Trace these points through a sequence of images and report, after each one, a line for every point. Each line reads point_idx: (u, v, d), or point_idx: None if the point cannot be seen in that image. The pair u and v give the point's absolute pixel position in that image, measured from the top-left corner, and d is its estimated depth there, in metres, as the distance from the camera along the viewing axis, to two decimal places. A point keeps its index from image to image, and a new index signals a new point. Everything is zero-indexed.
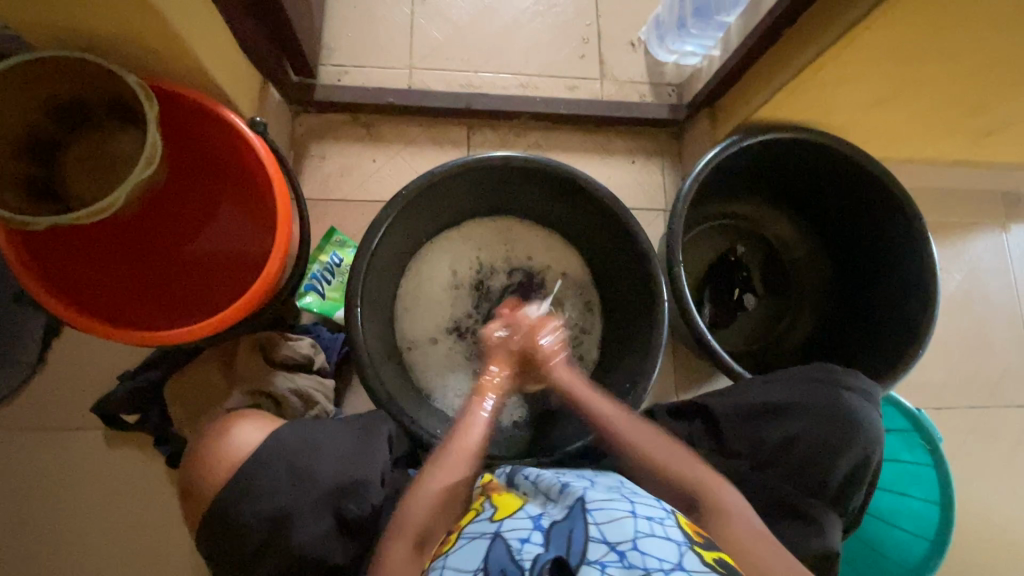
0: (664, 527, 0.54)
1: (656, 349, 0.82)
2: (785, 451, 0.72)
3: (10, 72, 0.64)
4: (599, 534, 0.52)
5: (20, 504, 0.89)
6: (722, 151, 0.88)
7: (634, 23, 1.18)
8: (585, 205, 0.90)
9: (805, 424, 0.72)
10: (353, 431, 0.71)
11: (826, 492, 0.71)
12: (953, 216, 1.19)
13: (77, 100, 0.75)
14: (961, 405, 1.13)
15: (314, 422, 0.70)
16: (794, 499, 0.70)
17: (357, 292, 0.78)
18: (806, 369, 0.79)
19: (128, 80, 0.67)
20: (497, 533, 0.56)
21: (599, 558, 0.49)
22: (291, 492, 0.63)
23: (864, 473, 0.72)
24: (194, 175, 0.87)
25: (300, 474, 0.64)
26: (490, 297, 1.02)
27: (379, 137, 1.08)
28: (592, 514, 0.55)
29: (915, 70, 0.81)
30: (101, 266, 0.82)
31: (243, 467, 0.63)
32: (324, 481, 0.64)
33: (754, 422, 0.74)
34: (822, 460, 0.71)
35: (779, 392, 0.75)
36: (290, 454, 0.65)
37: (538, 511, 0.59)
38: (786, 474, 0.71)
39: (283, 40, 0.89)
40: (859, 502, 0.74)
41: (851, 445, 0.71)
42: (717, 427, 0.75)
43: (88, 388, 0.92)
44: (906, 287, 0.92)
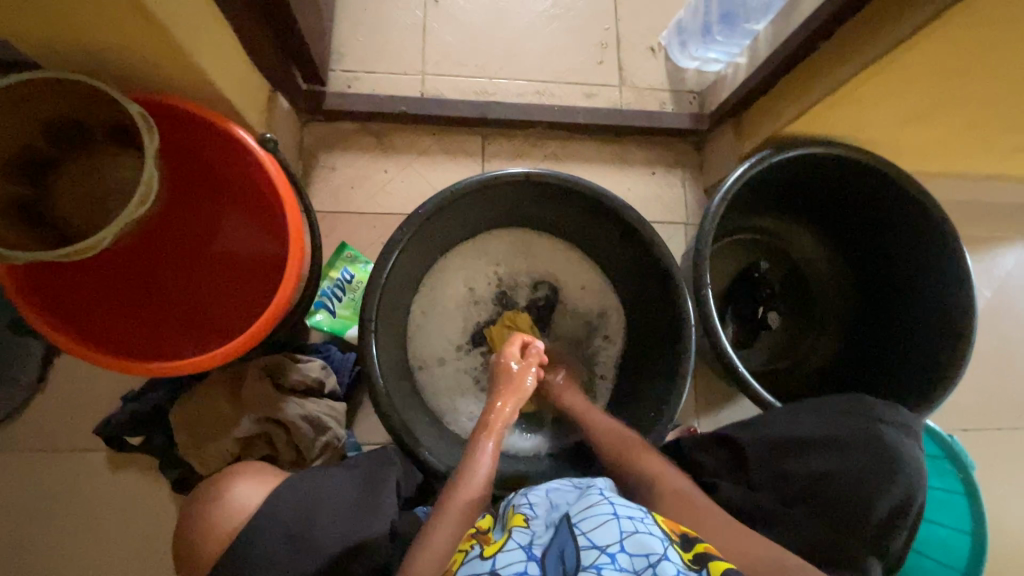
0: (646, 525, 0.51)
1: (682, 375, 0.79)
2: (822, 491, 0.69)
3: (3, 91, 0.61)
4: (588, 541, 0.50)
5: (21, 529, 0.86)
6: (750, 169, 0.85)
7: (654, 27, 1.14)
8: (609, 221, 0.86)
9: (842, 458, 0.70)
10: (354, 481, 0.68)
11: (868, 534, 0.67)
12: (984, 230, 1.14)
13: (77, 120, 0.71)
14: (991, 427, 1.10)
15: (315, 472, 0.67)
16: (831, 538, 0.67)
17: (371, 317, 0.74)
18: (839, 401, 0.77)
19: (130, 109, 0.63)
20: (491, 572, 0.50)
21: (594, 562, 0.47)
22: (288, 564, 0.59)
23: (907, 514, 0.69)
24: (200, 192, 0.83)
25: (297, 542, 0.60)
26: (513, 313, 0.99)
27: (391, 147, 1.05)
28: (578, 525, 0.52)
29: (958, 86, 0.77)
30: (104, 290, 0.78)
31: (238, 537, 0.60)
32: (324, 547, 0.61)
33: (787, 459, 0.71)
34: (861, 496, 0.68)
35: (810, 425, 0.73)
36: (290, 518, 0.61)
37: (526, 535, 0.55)
38: (823, 513, 0.68)
39: (293, 47, 0.86)
40: (899, 544, 0.70)
41: (893, 484, 0.68)
42: (745, 463, 0.73)
43: (91, 408, 0.89)
44: (941, 309, 0.89)
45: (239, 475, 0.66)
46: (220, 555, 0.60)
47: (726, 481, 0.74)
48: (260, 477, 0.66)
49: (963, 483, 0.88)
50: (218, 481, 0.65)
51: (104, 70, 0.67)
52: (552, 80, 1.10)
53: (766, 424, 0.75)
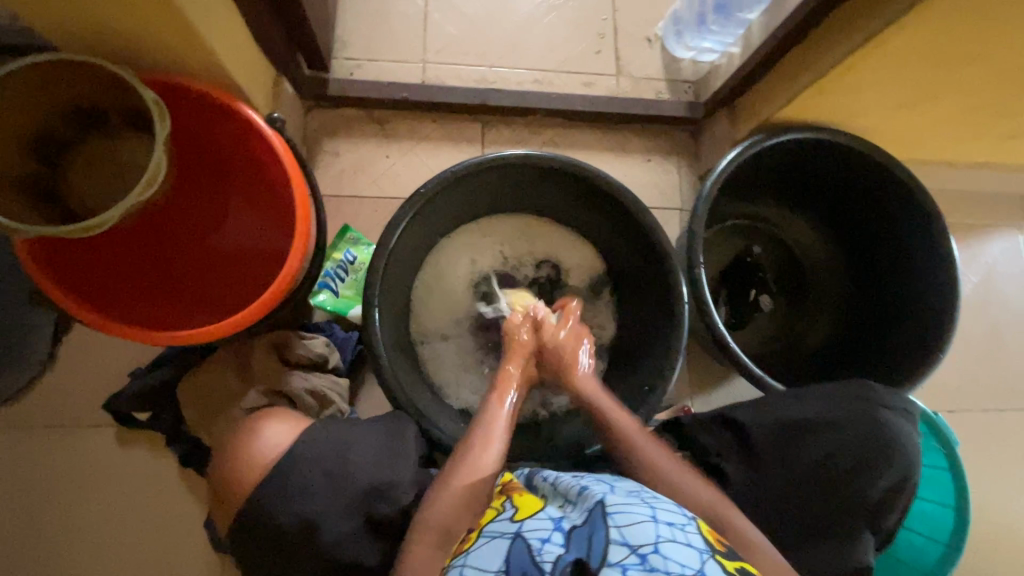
0: (685, 535, 0.52)
1: (676, 351, 0.82)
2: (819, 469, 0.72)
3: (24, 71, 0.63)
4: (620, 537, 0.50)
5: (32, 501, 0.89)
6: (741, 153, 0.87)
7: (650, 18, 1.16)
8: (605, 203, 0.88)
9: (843, 441, 0.73)
10: (382, 432, 0.71)
11: (863, 509, 0.70)
12: (971, 217, 1.17)
13: (93, 104, 0.73)
14: (977, 409, 1.13)
15: (343, 422, 0.70)
16: (828, 518, 0.71)
17: (374, 294, 0.77)
18: (842, 386, 0.79)
19: (144, 94, 0.65)
20: (518, 533, 0.55)
21: (620, 560, 0.48)
22: (324, 496, 0.63)
23: (902, 492, 0.72)
24: (209, 174, 0.86)
25: (335, 476, 0.64)
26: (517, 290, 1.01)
27: (393, 133, 1.07)
28: (613, 517, 0.53)
29: (946, 73, 0.79)
30: (117, 268, 0.80)
31: (279, 465, 0.63)
32: (357, 483, 0.65)
33: (789, 439, 0.74)
34: (861, 477, 0.71)
35: (814, 407, 0.75)
36: (327, 457, 0.65)
37: (559, 513, 0.58)
38: (823, 494, 0.71)
39: (298, 33, 0.88)
40: (894, 520, 0.73)
41: (889, 463, 0.71)
42: (750, 442, 0.75)
43: (101, 384, 0.91)
44: (927, 293, 0.91)
45: (269, 414, 0.68)
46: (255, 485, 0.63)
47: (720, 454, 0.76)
48: (292, 420, 0.68)
49: (946, 457, 0.92)
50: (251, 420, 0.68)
51: (117, 51, 0.69)
52: (551, 69, 1.13)
53: (773, 405, 0.76)
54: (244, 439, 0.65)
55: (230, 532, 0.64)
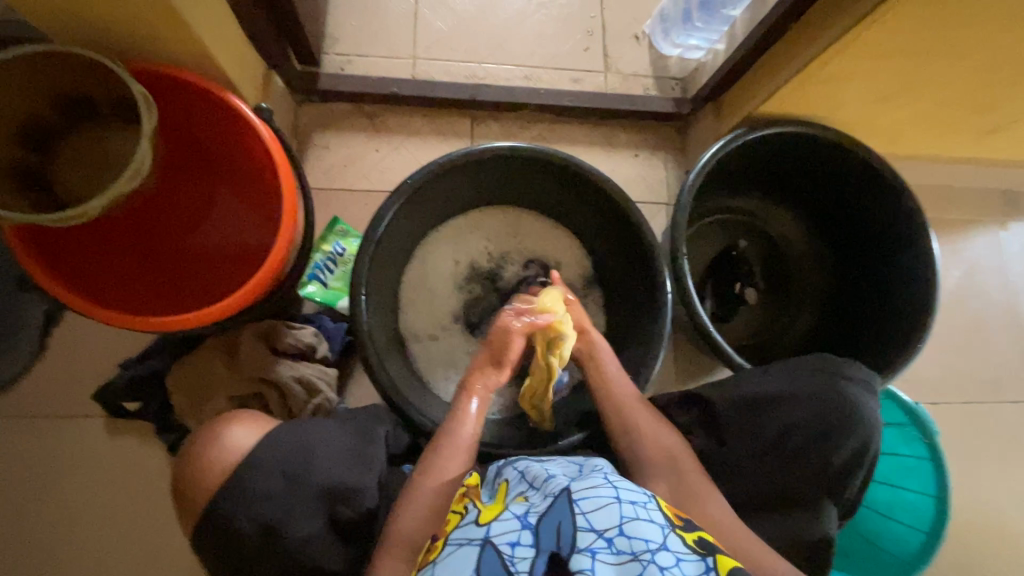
0: (646, 510, 0.53)
1: (659, 340, 0.83)
2: (784, 440, 0.72)
3: (15, 60, 0.63)
4: (586, 523, 0.51)
5: (20, 491, 0.89)
6: (726, 145, 0.88)
7: (638, 16, 1.18)
8: (590, 195, 0.90)
9: (807, 414, 0.73)
10: (346, 433, 0.72)
11: (825, 477, 0.71)
12: (953, 212, 1.19)
13: (84, 94, 0.74)
14: (959, 401, 1.15)
15: (307, 422, 0.70)
16: (788, 488, 0.72)
17: (362, 281, 0.78)
18: (808, 359, 0.79)
19: (132, 88, 0.65)
20: (485, 539, 0.53)
21: (589, 545, 0.49)
22: (285, 499, 0.64)
23: (862, 461, 0.72)
24: (199, 165, 0.87)
25: (296, 478, 0.64)
26: (502, 288, 1.02)
27: (383, 128, 1.08)
28: (579, 504, 0.54)
29: (922, 67, 0.81)
30: (105, 256, 0.81)
31: (237, 470, 0.64)
32: (319, 484, 0.65)
33: (754, 413, 0.75)
34: (822, 448, 0.71)
35: (782, 381, 0.76)
36: (288, 459, 0.65)
37: (523, 506, 0.58)
38: (784, 465, 0.72)
39: (289, 27, 0.89)
40: (854, 490, 0.74)
41: (849, 432, 0.72)
42: (717, 422, 0.76)
43: (90, 375, 0.92)
44: (905, 278, 0.93)
45: (235, 416, 0.69)
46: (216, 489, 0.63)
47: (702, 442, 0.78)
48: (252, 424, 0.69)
49: (928, 447, 0.93)
50: (217, 422, 0.68)
51: (107, 43, 0.70)
52: (540, 65, 1.14)
53: (739, 383, 0.78)
54: (207, 443, 0.66)
55: (192, 537, 0.64)
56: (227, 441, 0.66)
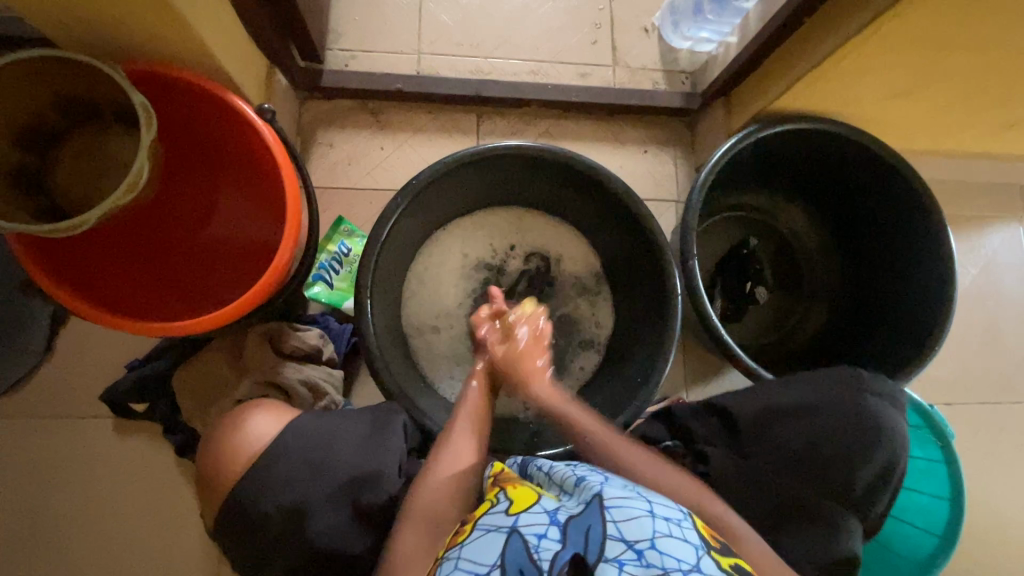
0: (681, 530, 0.52)
1: (669, 341, 0.82)
2: (807, 455, 0.73)
3: (16, 65, 0.63)
4: (617, 532, 0.50)
5: (30, 491, 0.90)
6: (737, 144, 0.86)
7: (647, 8, 1.15)
8: (597, 194, 0.88)
9: (829, 429, 0.74)
10: (365, 423, 0.70)
11: (849, 496, 0.72)
12: (971, 208, 1.16)
13: (87, 97, 0.73)
14: (974, 401, 1.13)
15: (328, 414, 0.71)
16: (813, 506, 0.71)
17: (367, 284, 0.77)
18: (831, 372, 0.80)
19: (134, 99, 0.64)
20: (513, 527, 0.54)
21: (617, 556, 0.48)
22: (308, 485, 0.63)
23: (888, 479, 0.73)
24: (202, 164, 0.86)
25: (317, 466, 0.64)
26: (505, 282, 1.01)
27: (388, 125, 1.07)
28: (611, 511, 0.53)
29: (943, 60, 0.78)
30: (113, 256, 0.81)
31: (262, 455, 0.64)
32: (340, 472, 0.64)
33: (777, 424, 0.75)
34: (844, 464, 0.73)
35: (804, 394, 0.77)
36: (310, 448, 0.65)
37: (554, 505, 0.58)
38: (807, 481, 0.73)
39: (291, 24, 0.87)
40: (880, 507, 0.74)
41: (874, 451, 0.73)
42: (738, 431, 0.77)
43: (97, 376, 0.92)
44: (921, 282, 0.91)
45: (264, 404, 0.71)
46: (241, 473, 0.64)
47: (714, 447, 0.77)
48: (278, 412, 0.70)
49: (941, 449, 0.91)
50: (242, 411, 0.70)
51: (107, 42, 0.69)
52: (547, 60, 1.12)
53: (761, 392, 0.78)
54: (232, 430, 0.67)
55: (217, 520, 0.64)
56: (251, 427, 0.67)
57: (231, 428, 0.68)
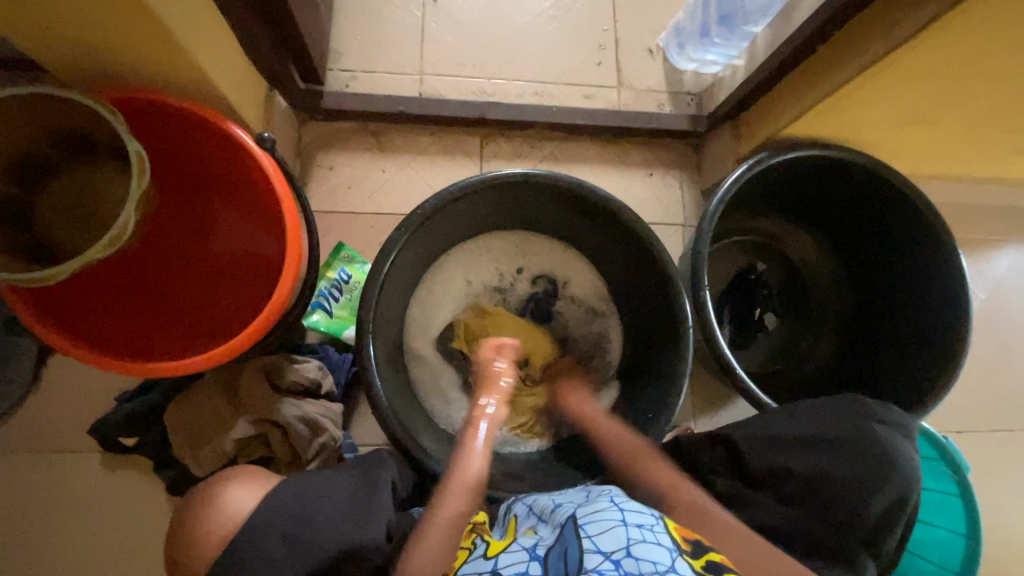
0: (654, 534, 0.53)
1: (680, 375, 0.80)
2: (812, 489, 0.69)
3: (14, 99, 0.61)
4: (593, 546, 0.51)
5: (15, 529, 0.86)
6: (748, 170, 0.85)
7: (652, 29, 1.14)
8: (606, 222, 0.86)
9: (835, 460, 0.70)
10: (352, 486, 0.66)
11: (860, 530, 0.68)
12: (979, 231, 1.15)
13: (83, 132, 0.70)
14: (985, 429, 1.11)
15: (311, 475, 0.65)
16: (822, 539, 0.68)
17: (368, 320, 0.74)
18: (834, 401, 0.77)
19: (130, 148, 0.63)
20: (494, 570, 0.55)
21: (596, 566, 0.49)
22: (285, 566, 0.57)
23: (899, 513, 0.69)
24: (199, 193, 0.83)
25: (295, 543, 0.58)
26: (513, 306, 1.00)
27: (389, 147, 1.04)
28: (584, 528, 0.54)
29: (956, 91, 0.77)
30: (98, 294, 0.77)
31: (233, 537, 0.58)
32: (321, 548, 0.58)
33: (777, 452, 0.72)
34: (853, 497, 0.68)
35: (806, 424, 0.73)
36: (290, 518, 0.59)
37: (531, 539, 0.58)
38: (816, 515, 0.69)
39: (292, 46, 0.85)
40: (893, 542, 0.70)
41: (885, 482, 0.69)
42: (740, 457, 0.74)
43: (86, 409, 0.88)
44: (935, 305, 0.89)
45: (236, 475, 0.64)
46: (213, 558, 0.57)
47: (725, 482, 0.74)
48: (251, 482, 0.63)
49: (957, 483, 0.89)
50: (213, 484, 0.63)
51: (99, 67, 0.66)
52: (552, 81, 1.10)
53: (765, 421, 0.75)
54: (206, 506, 0.60)
55: None
56: (229, 501, 0.60)
57: (200, 504, 0.61)
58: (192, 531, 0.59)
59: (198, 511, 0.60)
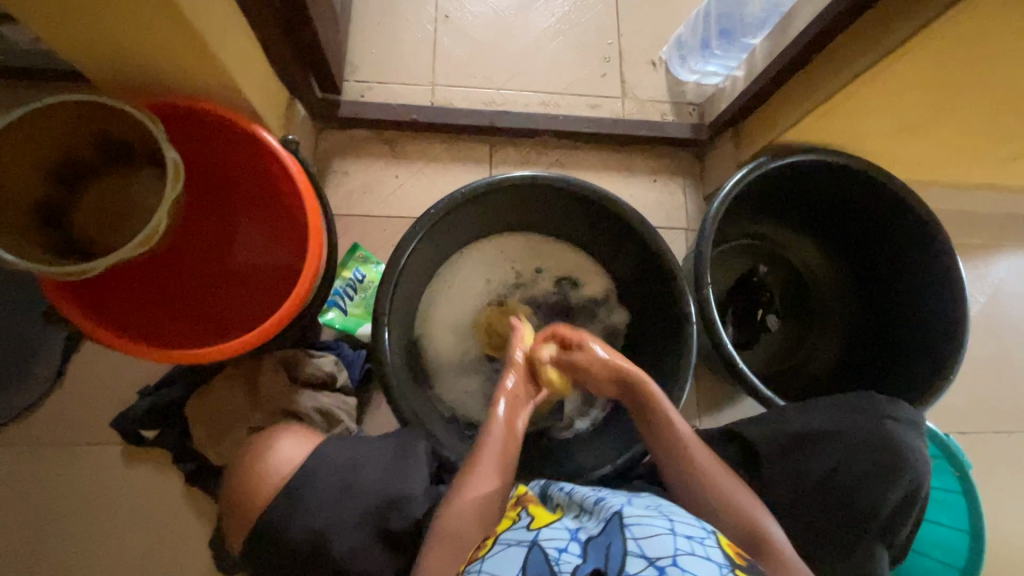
0: (704, 547, 0.51)
1: (686, 369, 0.82)
2: (828, 486, 0.72)
3: (62, 106, 0.65)
4: (637, 549, 0.50)
5: (37, 519, 0.88)
6: (748, 174, 0.88)
7: (655, 43, 1.18)
8: (613, 223, 0.89)
9: (850, 456, 0.72)
10: (389, 451, 0.69)
11: (873, 523, 0.70)
12: (977, 237, 1.18)
13: (123, 141, 0.75)
14: (988, 431, 1.12)
15: (354, 438, 0.70)
16: (833, 533, 0.71)
17: (384, 311, 0.77)
18: (848, 399, 0.78)
19: (168, 156, 0.67)
20: (534, 541, 0.55)
21: (637, 571, 0.47)
22: (336, 510, 0.63)
23: (912, 504, 0.72)
24: (229, 195, 0.87)
25: (347, 489, 0.64)
26: (534, 303, 1.02)
27: (402, 153, 1.08)
28: (630, 528, 0.53)
29: (948, 97, 0.81)
30: (129, 292, 0.81)
31: (290, 479, 0.63)
32: (370, 494, 0.65)
33: (795, 455, 0.73)
34: (867, 491, 0.71)
35: (820, 421, 0.75)
36: (338, 468, 0.65)
37: (575, 525, 0.58)
38: (830, 509, 0.71)
39: (313, 57, 0.90)
40: (904, 533, 0.73)
41: (899, 477, 0.70)
42: (757, 459, 0.75)
43: (109, 402, 0.91)
44: (934, 304, 0.91)
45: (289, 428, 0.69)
46: (270, 500, 0.63)
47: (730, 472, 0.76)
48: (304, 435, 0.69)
49: (959, 479, 0.90)
50: (268, 433, 0.68)
51: (135, 73, 0.70)
52: (558, 91, 1.15)
53: (780, 419, 0.76)
54: (261, 453, 0.66)
55: (246, 544, 0.64)
56: (279, 449, 0.66)
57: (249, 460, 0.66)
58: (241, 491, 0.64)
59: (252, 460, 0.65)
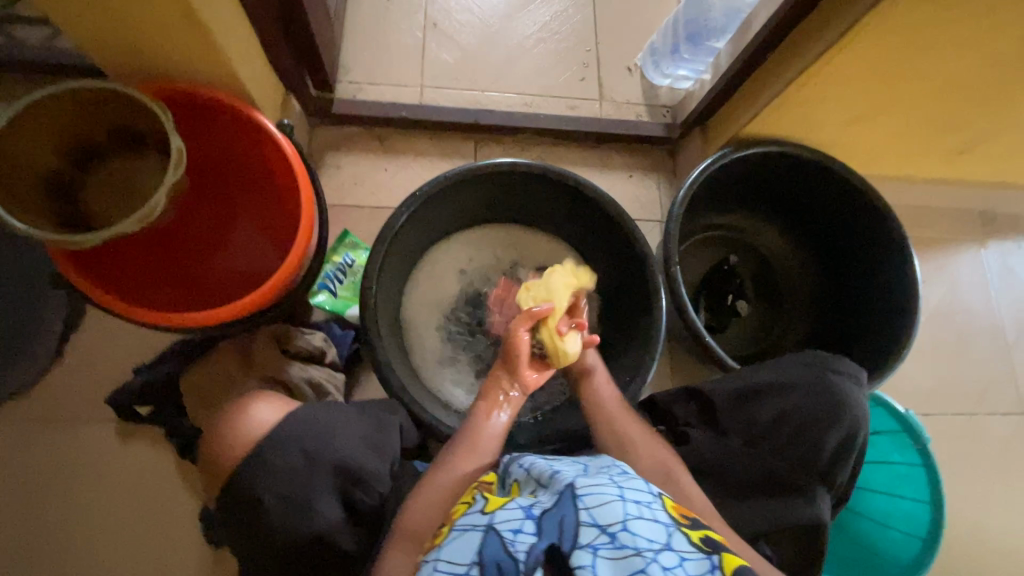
0: (652, 510, 0.50)
1: (655, 342, 0.87)
2: (776, 430, 0.75)
3: (74, 92, 0.70)
4: (590, 518, 0.48)
5: (30, 492, 0.90)
6: (713, 163, 0.94)
7: (631, 50, 1.27)
8: (586, 208, 0.95)
9: (797, 403, 0.75)
10: (363, 424, 0.73)
11: (816, 466, 0.73)
12: (934, 231, 1.26)
13: (132, 126, 0.80)
14: (949, 412, 1.17)
15: (329, 407, 0.73)
16: (779, 476, 0.73)
17: (371, 280, 0.82)
18: (798, 356, 0.83)
19: (172, 143, 0.72)
20: (490, 525, 0.51)
21: (591, 541, 0.46)
22: (303, 476, 0.66)
23: (851, 447, 0.75)
24: (226, 183, 0.93)
25: (314, 458, 0.66)
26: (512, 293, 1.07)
27: (391, 149, 1.15)
28: (582, 498, 0.51)
29: (891, 89, 0.88)
30: (129, 268, 0.86)
31: (259, 444, 0.66)
32: (338, 464, 0.67)
33: (747, 405, 0.78)
34: (810, 435, 0.74)
35: (772, 374, 0.79)
36: (308, 437, 0.67)
37: (529, 500, 0.55)
38: (775, 451, 0.74)
39: (308, 55, 0.97)
40: (845, 475, 0.76)
41: (838, 421, 0.74)
42: (714, 414, 0.79)
43: (105, 379, 0.95)
44: (888, 286, 0.98)
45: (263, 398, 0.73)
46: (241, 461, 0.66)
47: (695, 431, 0.79)
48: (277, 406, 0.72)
49: (920, 453, 0.95)
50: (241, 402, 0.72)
51: (143, 61, 0.76)
52: (538, 93, 1.22)
53: (733, 376, 0.82)
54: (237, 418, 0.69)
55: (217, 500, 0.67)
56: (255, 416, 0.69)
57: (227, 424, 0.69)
58: (224, 447, 0.68)
59: (230, 417, 0.70)
